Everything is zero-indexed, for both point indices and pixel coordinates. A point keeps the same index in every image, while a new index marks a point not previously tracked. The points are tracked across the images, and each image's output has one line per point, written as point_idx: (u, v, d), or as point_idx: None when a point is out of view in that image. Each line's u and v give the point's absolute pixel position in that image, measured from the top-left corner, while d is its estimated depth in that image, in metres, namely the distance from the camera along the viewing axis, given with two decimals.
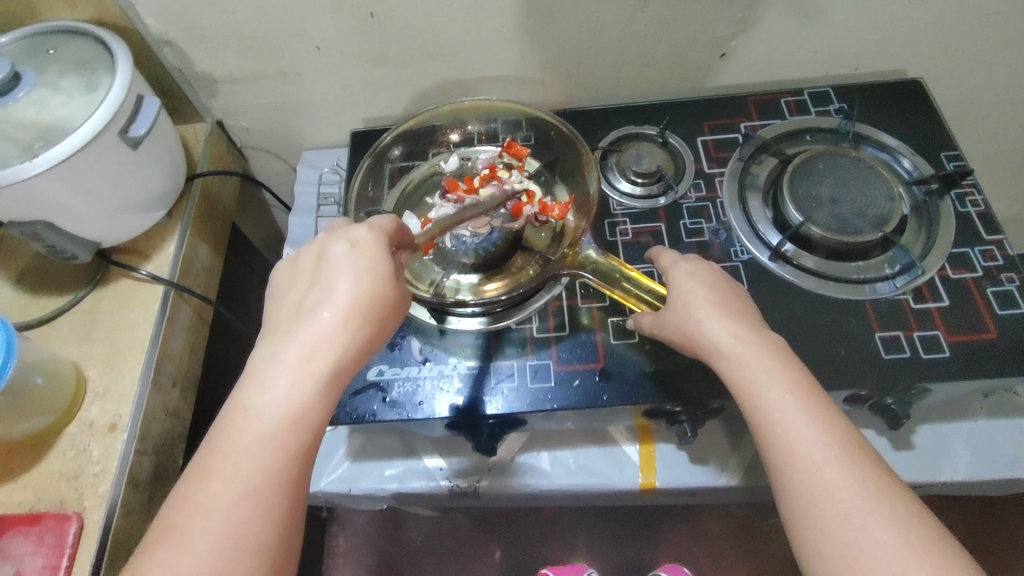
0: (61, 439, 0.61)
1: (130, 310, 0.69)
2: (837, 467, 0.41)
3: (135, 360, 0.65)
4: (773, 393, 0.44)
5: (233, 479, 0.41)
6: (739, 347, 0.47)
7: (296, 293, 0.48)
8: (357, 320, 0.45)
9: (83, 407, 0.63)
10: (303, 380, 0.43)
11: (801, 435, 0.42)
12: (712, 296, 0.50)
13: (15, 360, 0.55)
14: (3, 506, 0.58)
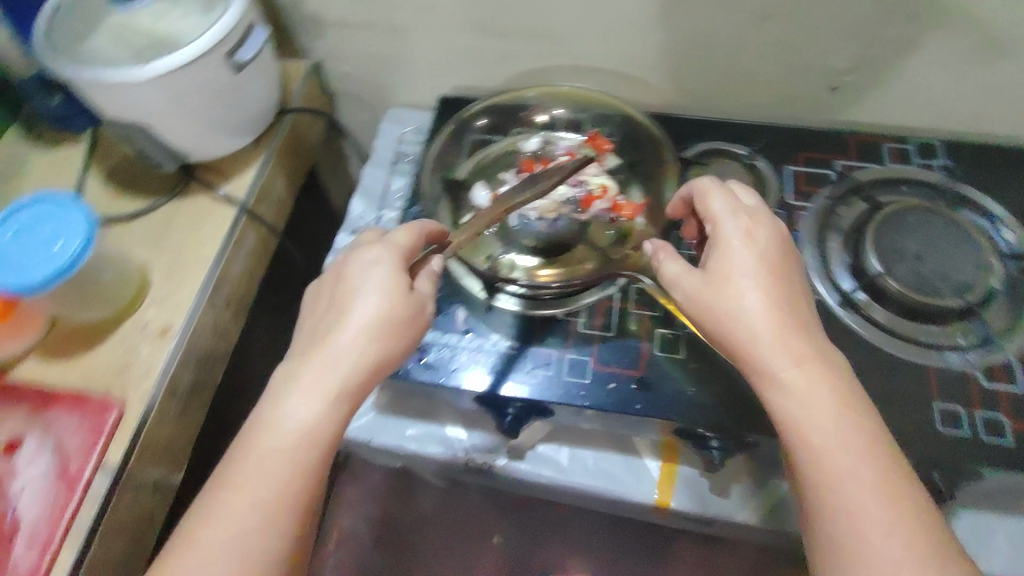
0: (116, 333, 0.65)
1: (202, 226, 0.72)
2: (894, 546, 0.40)
3: (197, 274, 0.68)
4: (835, 454, 0.42)
5: (253, 488, 0.43)
6: (799, 381, 0.44)
7: (316, 312, 0.50)
8: (375, 337, 0.47)
9: (143, 307, 0.66)
10: (319, 396, 0.45)
11: (859, 504, 0.41)
12: (770, 291, 0.46)
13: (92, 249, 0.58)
14: (55, 381, 0.62)
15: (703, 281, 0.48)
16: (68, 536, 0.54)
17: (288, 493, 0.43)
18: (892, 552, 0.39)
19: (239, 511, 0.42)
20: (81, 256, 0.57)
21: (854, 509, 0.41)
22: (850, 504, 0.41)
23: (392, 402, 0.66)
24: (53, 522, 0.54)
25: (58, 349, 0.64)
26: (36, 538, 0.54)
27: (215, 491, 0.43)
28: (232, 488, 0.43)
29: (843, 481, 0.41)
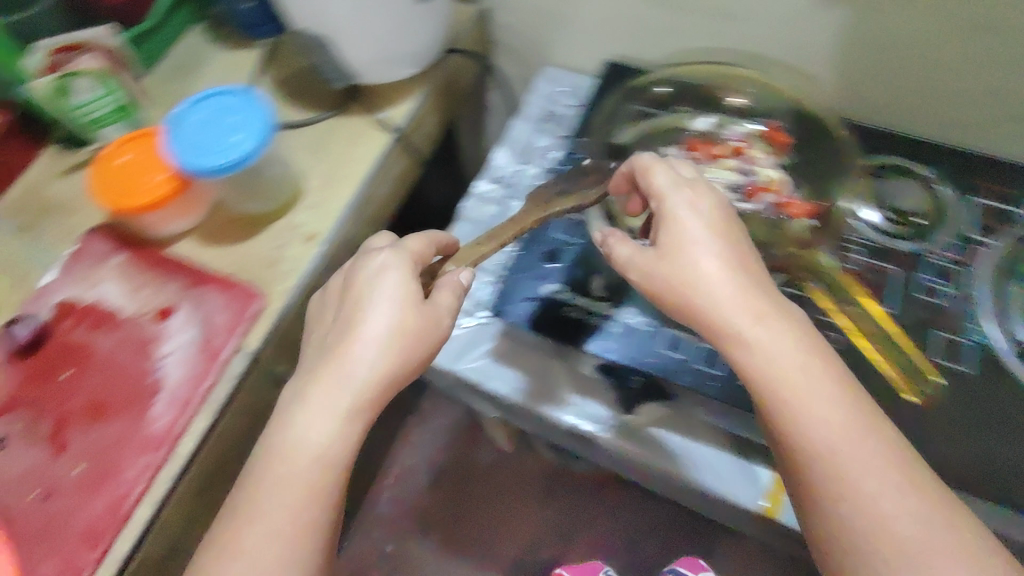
0: (269, 228, 0.68)
1: (357, 145, 0.73)
2: (894, 504, 0.42)
3: (347, 189, 0.70)
4: (815, 420, 0.44)
5: (281, 503, 0.46)
6: (768, 353, 0.45)
7: (325, 323, 0.53)
8: (389, 347, 0.50)
9: (294, 210, 0.69)
10: (333, 412, 0.48)
11: (850, 467, 0.43)
12: (719, 249, 0.48)
13: (262, 148, 0.60)
14: (210, 263, 0.66)
15: (664, 261, 0.49)
16: (204, 402, 0.58)
17: (317, 504, 0.47)
18: (891, 508, 0.42)
19: (273, 525, 0.46)
20: (245, 156, 0.59)
21: (849, 475, 0.43)
22: (835, 466, 0.43)
23: (510, 351, 0.67)
24: (193, 386, 0.58)
25: (217, 233, 0.68)
26: (176, 398, 0.58)
27: (245, 511, 0.47)
28: (262, 505, 0.47)
29: (827, 445, 0.43)
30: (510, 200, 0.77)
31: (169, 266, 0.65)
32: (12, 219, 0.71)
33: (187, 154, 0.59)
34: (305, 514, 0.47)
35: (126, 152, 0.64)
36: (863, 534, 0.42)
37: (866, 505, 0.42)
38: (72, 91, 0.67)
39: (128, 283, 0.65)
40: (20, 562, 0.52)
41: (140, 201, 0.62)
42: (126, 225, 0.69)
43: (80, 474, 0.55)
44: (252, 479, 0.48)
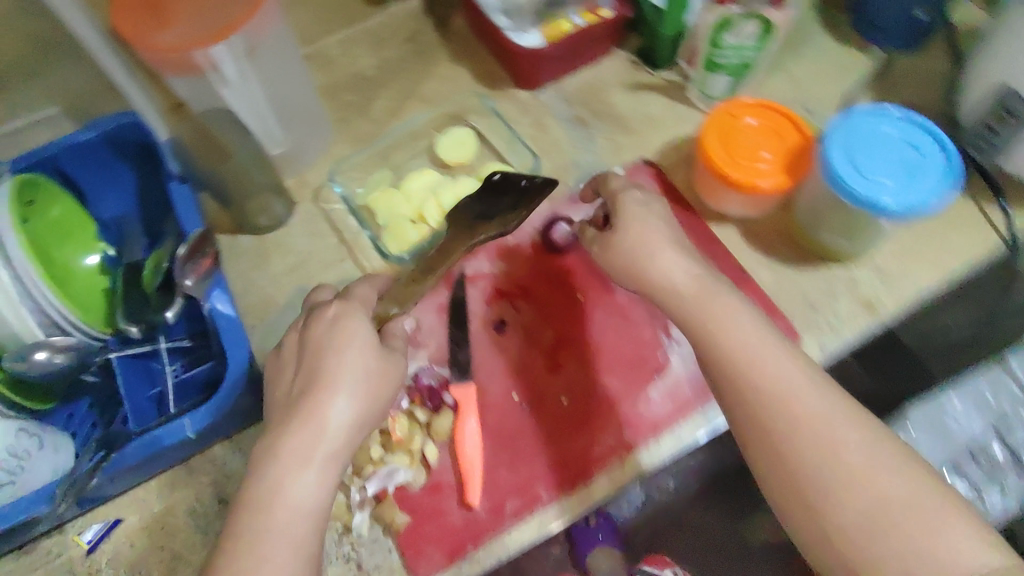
0: (822, 269, 0.59)
1: (952, 233, 0.60)
2: (807, 406, 0.42)
3: (928, 278, 0.58)
4: (738, 339, 0.45)
5: (275, 558, 0.42)
6: (700, 285, 0.47)
7: (285, 380, 0.49)
8: (357, 397, 0.47)
9: (860, 265, 0.59)
10: (307, 461, 0.45)
11: (786, 384, 0.43)
12: (640, 205, 0.52)
13: (904, 217, 0.50)
14: (750, 269, 0.60)
15: (609, 247, 0.51)
16: (704, 411, 0.54)
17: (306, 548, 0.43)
18: (811, 410, 0.42)
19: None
20: (879, 205, 0.50)
21: (772, 391, 0.43)
22: (748, 380, 0.44)
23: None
24: (697, 392, 0.55)
25: (765, 239, 0.61)
26: (677, 392, 0.55)
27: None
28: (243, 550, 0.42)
29: (753, 364, 0.44)
30: None
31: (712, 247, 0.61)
32: (570, 108, 0.71)
33: (839, 158, 0.52)
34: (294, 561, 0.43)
35: (750, 116, 0.59)
36: (799, 451, 0.42)
37: (790, 421, 0.42)
38: (730, 30, 0.60)
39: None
40: (489, 453, 0.54)
41: (737, 178, 0.57)
42: (676, 179, 0.66)
43: (561, 405, 0.55)
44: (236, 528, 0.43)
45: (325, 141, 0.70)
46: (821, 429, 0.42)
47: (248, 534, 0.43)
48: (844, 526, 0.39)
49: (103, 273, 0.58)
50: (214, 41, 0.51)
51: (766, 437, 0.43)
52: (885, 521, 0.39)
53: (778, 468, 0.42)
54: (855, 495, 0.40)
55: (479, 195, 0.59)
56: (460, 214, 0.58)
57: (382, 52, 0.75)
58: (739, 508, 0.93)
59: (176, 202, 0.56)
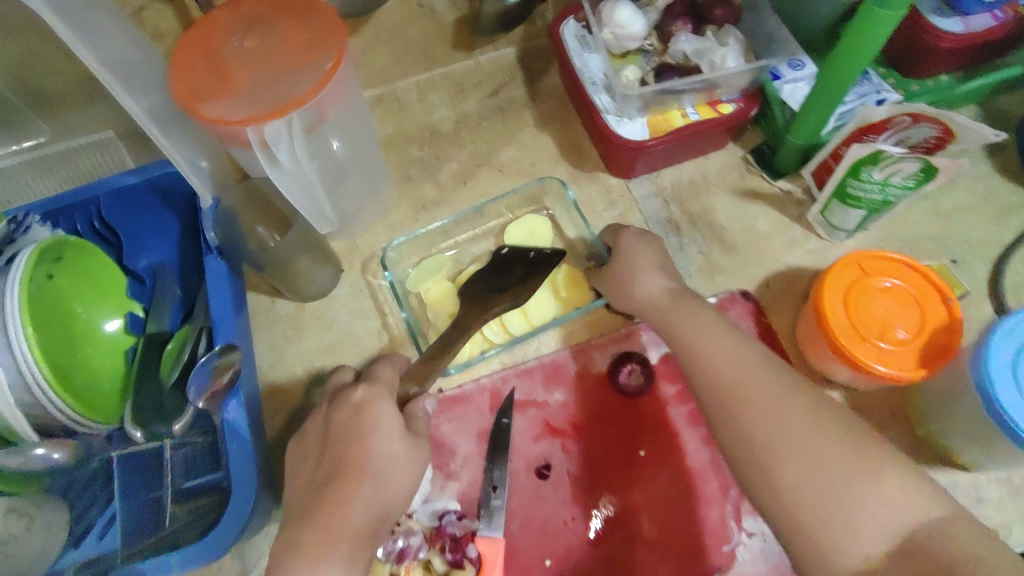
0: (941, 472, 0.49)
1: None
2: (759, 387, 0.40)
3: None
4: (696, 330, 0.45)
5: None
6: (681, 304, 0.48)
7: (303, 476, 0.44)
8: (386, 490, 0.42)
9: (986, 477, 0.49)
10: (341, 553, 0.39)
11: (736, 377, 0.42)
12: (672, 286, 0.50)
13: None
14: None
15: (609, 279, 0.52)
16: None
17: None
18: (758, 381, 0.41)
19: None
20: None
21: (722, 369, 0.42)
22: (701, 361, 0.44)
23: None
24: None
25: (876, 418, 0.51)
26: None
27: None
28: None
29: (704, 363, 0.43)
30: None
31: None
32: (663, 207, 0.61)
33: (1000, 363, 0.42)
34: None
35: (892, 275, 0.49)
36: (751, 428, 0.39)
37: (738, 393, 0.41)
38: (879, 165, 0.49)
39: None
40: None
41: (853, 353, 0.47)
42: (777, 320, 0.56)
43: None
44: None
45: (383, 202, 0.63)
46: (773, 416, 0.39)
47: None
48: (792, 497, 0.36)
49: (126, 337, 0.51)
50: (276, 116, 0.44)
51: (716, 415, 0.42)
52: (839, 507, 0.35)
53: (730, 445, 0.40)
54: (796, 455, 0.37)
55: (487, 269, 0.56)
56: (474, 287, 0.54)
57: (461, 105, 0.67)
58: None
59: (210, 279, 0.51)
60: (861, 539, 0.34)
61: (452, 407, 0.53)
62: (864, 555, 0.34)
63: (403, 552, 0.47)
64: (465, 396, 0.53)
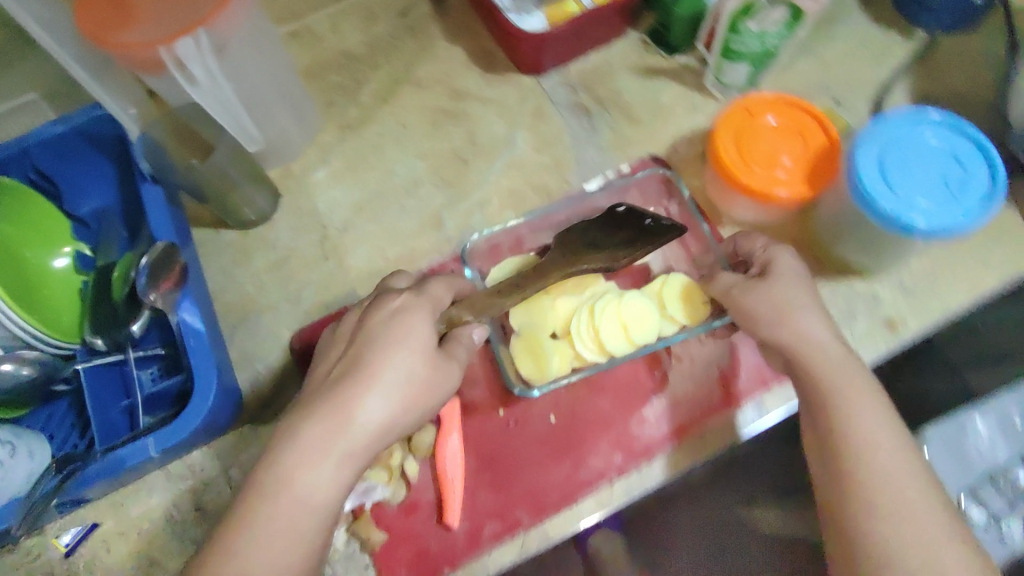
0: (841, 282, 0.55)
1: (993, 247, 0.55)
2: (898, 476, 0.40)
3: (956, 295, 0.54)
4: (847, 389, 0.43)
5: (276, 552, 0.38)
6: (830, 352, 0.44)
7: (332, 358, 0.45)
8: (394, 399, 0.42)
9: (880, 280, 0.55)
10: (333, 453, 0.40)
11: (878, 451, 0.41)
12: (833, 334, 0.46)
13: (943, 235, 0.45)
14: None
15: (754, 291, 0.48)
16: (701, 435, 0.52)
17: (307, 544, 0.39)
18: (888, 446, 0.41)
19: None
20: (909, 223, 0.44)
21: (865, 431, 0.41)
22: (843, 418, 0.42)
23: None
24: (695, 413, 0.52)
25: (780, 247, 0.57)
26: (675, 414, 0.52)
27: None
28: (247, 540, 0.38)
29: (847, 412, 0.42)
30: None
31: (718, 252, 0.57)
32: (572, 95, 0.65)
33: (866, 164, 0.46)
34: (297, 560, 0.38)
35: (772, 115, 0.54)
36: (869, 500, 0.39)
37: (870, 464, 0.40)
38: (752, 15, 0.54)
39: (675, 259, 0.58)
40: (470, 472, 0.52)
41: (746, 183, 0.51)
42: (687, 177, 0.61)
43: (552, 429, 0.53)
44: (225, 529, 0.39)
45: (311, 127, 0.66)
46: (902, 510, 0.39)
47: (254, 513, 0.38)
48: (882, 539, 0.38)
49: (78, 274, 0.55)
50: (180, 36, 0.46)
51: (832, 440, 0.42)
52: None
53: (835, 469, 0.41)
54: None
55: (595, 223, 0.54)
56: (570, 239, 0.54)
57: (372, 29, 0.70)
58: (743, 489, 0.83)
59: (148, 206, 0.53)
60: None
61: None
62: None
63: None
64: None
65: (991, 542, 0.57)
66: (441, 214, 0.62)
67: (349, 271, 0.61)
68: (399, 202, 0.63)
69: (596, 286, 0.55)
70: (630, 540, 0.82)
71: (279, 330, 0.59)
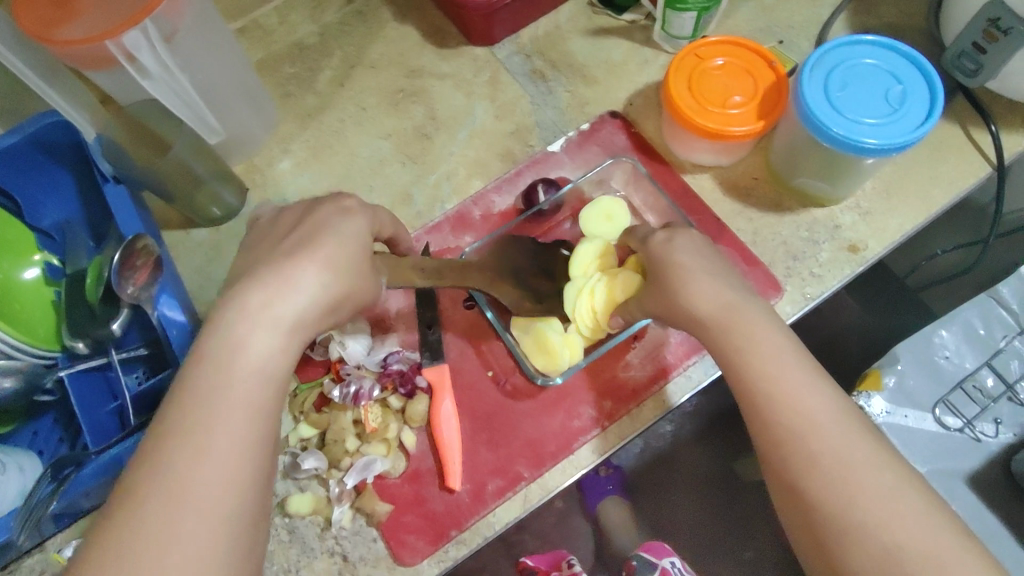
0: (803, 213, 0.57)
1: (941, 163, 0.58)
2: (800, 389, 0.39)
3: (914, 213, 0.56)
4: (752, 339, 0.41)
5: (233, 424, 0.35)
6: (731, 311, 0.42)
7: (272, 239, 0.43)
8: (328, 273, 0.40)
9: (840, 206, 0.57)
10: (276, 324, 0.38)
11: (766, 362, 0.40)
12: (734, 281, 0.44)
13: (894, 153, 0.47)
14: (728, 218, 0.58)
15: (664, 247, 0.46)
16: (687, 374, 0.53)
17: (264, 418, 0.36)
18: (816, 410, 0.39)
19: (208, 489, 0.33)
20: (860, 142, 0.47)
21: (788, 396, 0.39)
22: (736, 348, 0.41)
23: (998, 483, 0.59)
24: (677, 354, 0.54)
25: (742, 186, 0.59)
26: (656, 357, 0.54)
27: (174, 483, 0.33)
28: (194, 419, 0.34)
29: (746, 339, 0.41)
30: None
31: (688, 200, 0.59)
32: (526, 61, 0.66)
33: (815, 95, 0.49)
34: (255, 434, 0.35)
35: (720, 57, 0.55)
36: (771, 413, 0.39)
37: (765, 382, 0.40)
38: None
39: (643, 207, 0.60)
40: (467, 435, 0.53)
41: (702, 122, 0.53)
42: (645, 130, 0.63)
43: (544, 388, 0.53)
44: (168, 418, 0.35)
45: (271, 119, 0.65)
46: (802, 411, 0.39)
47: (203, 400, 0.35)
48: (791, 445, 0.38)
49: (48, 284, 0.53)
50: (128, 26, 0.46)
51: (733, 367, 0.41)
52: (867, 514, 0.36)
53: (762, 444, 0.40)
54: (874, 540, 0.35)
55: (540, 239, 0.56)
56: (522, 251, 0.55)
57: (322, 18, 0.69)
58: (733, 444, 0.85)
59: (114, 207, 0.53)
60: (869, 519, 0.35)
61: None
62: (871, 539, 0.35)
63: (358, 395, 0.51)
64: None
65: (968, 444, 0.60)
66: (410, 189, 0.63)
67: None
68: (367, 184, 0.63)
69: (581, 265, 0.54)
70: (634, 502, 0.86)
71: None
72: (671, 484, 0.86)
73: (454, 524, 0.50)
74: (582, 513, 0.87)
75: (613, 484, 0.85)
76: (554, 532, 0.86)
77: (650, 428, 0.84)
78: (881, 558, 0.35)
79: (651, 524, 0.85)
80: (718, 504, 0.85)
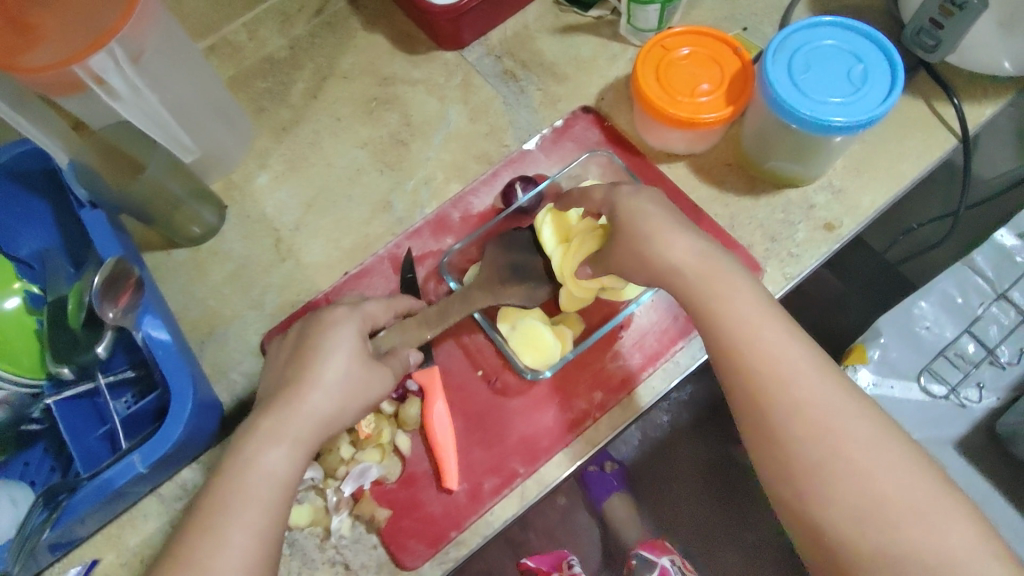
0: (777, 195, 0.58)
1: (907, 138, 0.59)
2: (782, 345, 0.40)
3: (884, 189, 0.57)
4: (727, 298, 0.42)
5: (246, 521, 0.39)
6: (710, 263, 0.43)
7: (286, 369, 0.47)
8: (336, 392, 0.44)
9: (812, 186, 0.58)
10: (284, 437, 0.42)
11: (740, 318, 0.41)
12: (703, 242, 0.44)
13: (861, 131, 0.48)
14: (705, 205, 0.59)
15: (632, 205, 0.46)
16: (674, 359, 0.54)
17: (274, 516, 0.40)
18: (797, 359, 0.40)
19: None
20: (830, 122, 0.48)
21: (769, 347, 0.40)
22: (717, 306, 0.42)
23: (984, 448, 0.60)
24: (664, 340, 0.54)
25: (716, 173, 0.59)
26: (645, 345, 0.54)
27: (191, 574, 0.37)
28: (218, 514, 0.39)
29: (721, 295, 0.42)
30: (1009, 291, 0.63)
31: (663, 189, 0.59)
32: (497, 63, 0.67)
33: (779, 77, 0.50)
34: (268, 526, 0.39)
35: (686, 45, 0.56)
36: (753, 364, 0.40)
37: (749, 335, 0.41)
38: None
39: None
40: (460, 435, 0.53)
41: (673, 110, 0.54)
42: (618, 123, 0.63)
43: (536, 383, 0.54)
44: (194, 518, 0.39)
45: (246, 135, 0.65)
46: (793, 367, 0.40)
47: (220, 502, 0.39)
48: (772, 398, 0.39)
49: (30, 313, 0.52)
50: (91, 51, 0.46)
51: (711, 320, 0.42)
52: (848, 463, 0.37)
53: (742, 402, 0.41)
54: (867, 484, 0.37)
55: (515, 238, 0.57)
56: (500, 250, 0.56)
57: (291, 31, 0.69)
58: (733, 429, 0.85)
59: (91, 231, 0.51)
60: (862, 463, 0.37)
61: (361, 281, 0.60)
62: (855, 492, 0.37)
63: None
64: (368, 270, 0.60)
65: (952, 412, 0.61)
66: (389, 196, 0.63)
67: (309, 268, 0.61)
68: (345, 193, 0.64)
69: (547, 239, 0.54)
70: (639, 497, 0.86)
71: (248, 337, 0.59)
72: (674, 476, 0.87)
73: (455, 524, 0.51)
74: (586, 509, 0.87)
75: (618, 480, 0.85)
76: (559, 529, 0.87)
77: (647, 416, 0.87)
78: (865, 503, 0.37)
79: (655, 517, 0.86)
80: (720, 492, 0.85)
